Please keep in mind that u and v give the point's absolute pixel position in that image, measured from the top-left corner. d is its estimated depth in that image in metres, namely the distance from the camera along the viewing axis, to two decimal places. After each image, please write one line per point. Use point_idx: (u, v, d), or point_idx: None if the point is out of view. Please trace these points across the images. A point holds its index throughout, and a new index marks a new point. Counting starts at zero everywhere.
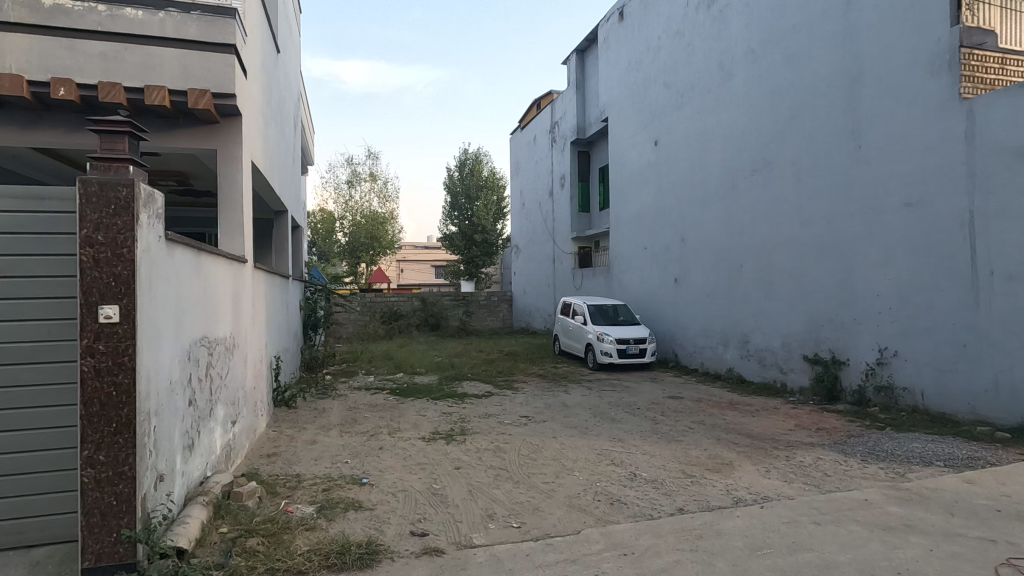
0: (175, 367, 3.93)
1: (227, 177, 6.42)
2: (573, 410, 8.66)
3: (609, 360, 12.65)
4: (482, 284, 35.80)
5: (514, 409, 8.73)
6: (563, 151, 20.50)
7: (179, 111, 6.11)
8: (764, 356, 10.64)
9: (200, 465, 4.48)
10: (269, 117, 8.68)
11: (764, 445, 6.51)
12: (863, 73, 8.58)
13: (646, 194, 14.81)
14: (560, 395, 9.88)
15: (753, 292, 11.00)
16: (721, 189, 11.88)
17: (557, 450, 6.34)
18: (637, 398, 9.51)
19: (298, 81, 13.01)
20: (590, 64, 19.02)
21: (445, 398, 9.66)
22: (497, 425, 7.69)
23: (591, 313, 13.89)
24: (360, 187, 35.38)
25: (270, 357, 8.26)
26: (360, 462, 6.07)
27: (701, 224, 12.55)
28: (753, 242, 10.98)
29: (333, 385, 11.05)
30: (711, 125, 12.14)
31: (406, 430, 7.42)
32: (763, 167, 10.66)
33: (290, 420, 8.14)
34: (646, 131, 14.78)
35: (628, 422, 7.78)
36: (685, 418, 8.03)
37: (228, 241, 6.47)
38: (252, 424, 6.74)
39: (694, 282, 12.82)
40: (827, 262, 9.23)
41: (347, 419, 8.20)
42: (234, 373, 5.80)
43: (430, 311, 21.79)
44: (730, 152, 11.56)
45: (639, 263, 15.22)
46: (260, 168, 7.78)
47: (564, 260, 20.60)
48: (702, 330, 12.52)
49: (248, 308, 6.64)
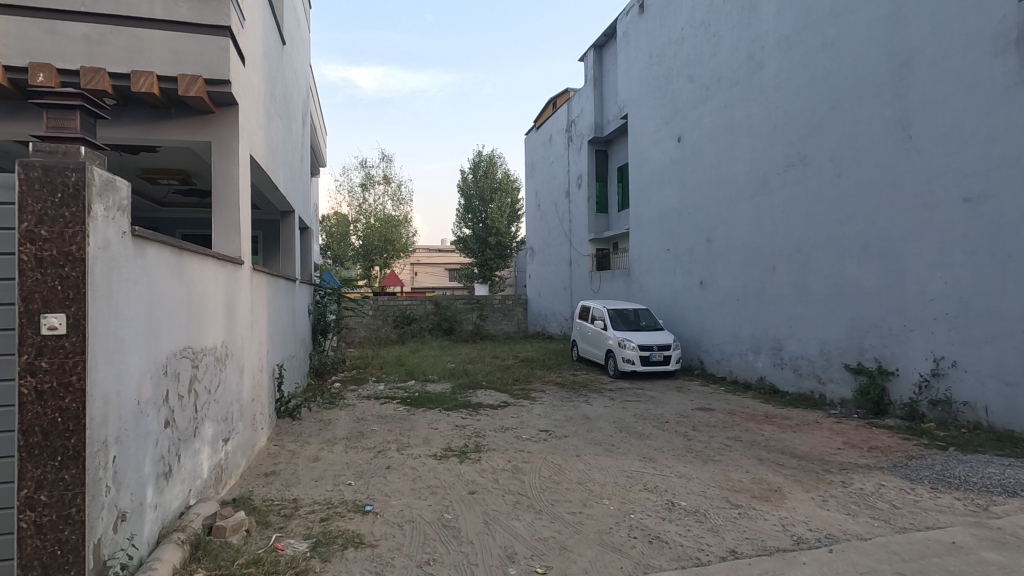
0: (146, 384, 3.40)
1: (223, 171, 5.92)
2: (597, 423, 8.01)
3: (631, 368, 12.01)
4: (497, 288, 35.22)
5: (533, 422, 8.10)
6: (580, 150, 19.89)
7: (169, 100, 5.64)
8: (800, 365, 9.90)
9: (179, 494, 3.96)
10: (272, 110, 8.19)
11: (813, 468, 5.82)
12: (912, 58, 7.87)
13: (669, 193, 14.12)
14: (581, 406, 9.25)
15: (787, 297, 10.27)
16: (751, 187, 11.17)
17: (583, 472, 5.72)
18: (665, 411, 8.85)
19: (308, 77, 12.59)
20: (608, 60, 18.44)
21: (459, 409, 9.06)
22: (515, 441, 7.07)
23: (610, 317, 13.23)
24: (374, 190, 35.09)
25: (272, 365, 7.76)
26: (365, 484, 5.50)
27: (729, 224, 11.85)
28: (787, 242, 10.25)
29: (340, 393, 10.53)
30: (740, 119, 11.45)
31: (416, 446, 6.84)
32: (798, 162, 9.95)
33: (292, 433, 7.61)
34: (668, 127, 14.11)
35: (657, 438, 7.12)
36: (719, 434, 7.35)
37: (224, 241, 5.96)
38: (249, 439, 6.24)
39: (722, 285, 12.12)
40: (872, 264, 8.50)
41: (354, 432, 7.64)
42: (226, 384, 5.29)
43: (443, 315, 21.11)
44: (760, 147, 10.88)
45: (661, 265, 14.53)
46: (261, 163, 7.28)
47: (581, 262, 19.95)
48: (731, 336, 11.80)
49: (245, 313, 6.15)
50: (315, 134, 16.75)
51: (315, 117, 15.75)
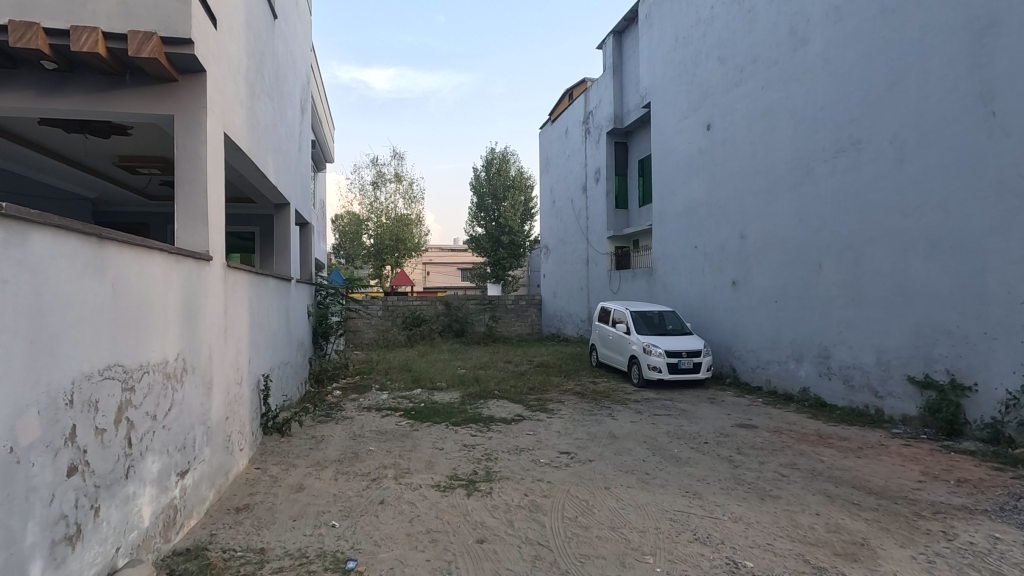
0: (28, 421, 2.48)
1: (187, 150, 5.00)
2: (625, 444, 7.00)
3: (657, 376, 10.95)
4: (509, 288, 34.28)
5: (552, 443, 7.09)
6: (598, 142, 18.83)
7: (121, 64, 4.75)
8: (853, 376, 8.79)
9: (96, 559, 3.03)
10: (260, 88, 7.30)
11: (900, 510, 4.76)
12: (997, 21, 6.77)
13: (696, 186, 13.05)
14: (605, 421, 8.25)
15: (836, 299, 9.15)
16: (792, 177, 10.08)
17: (615, 513, 4.71)
18: (700, 428, 7.81)
19: (308, 61, 11.70)
20: (629, 47, 17.37)
21: (467, 424, 8.08)
22: (531, 467, 6.08)
23: (634, 320, 12.17)
24: (386, 188, 34.14)
25: (257, 376, 6.87)
26: (352, 526, 4.54)
27: (766, 218, 10.76)
28: (835, 238, 9.14)
29: (339, 405, 9.59)
30: (779, 101, 10.36)
31: (417, 473, 5.88)
32: (850, 147, 8.84)
33: (278, 453, 6.69)
34: (696, 115, 13.04)
35: (698, 465, 6.09)
36: (771, 459, 6.31)
37: (188, 233, 5.01)
38: (221, 466, 5.33)
39: (757, 285, 11.04)
40: (943, 262, 7.38)
41: (348, 453, 6.69)
42: (186, 404, 4.38)
43: (455, 316, 20.37)
44: (804, 131, 9.78)
45: (688, 263, 13.45)
46: (242, 146, 6.37)
47: (599, 262, 18.90)
48: (768, 342, 10.71)
49: (216, 317, 5.26)
50: (319, 126, 15.87)
51: (319, 107, 14.90)
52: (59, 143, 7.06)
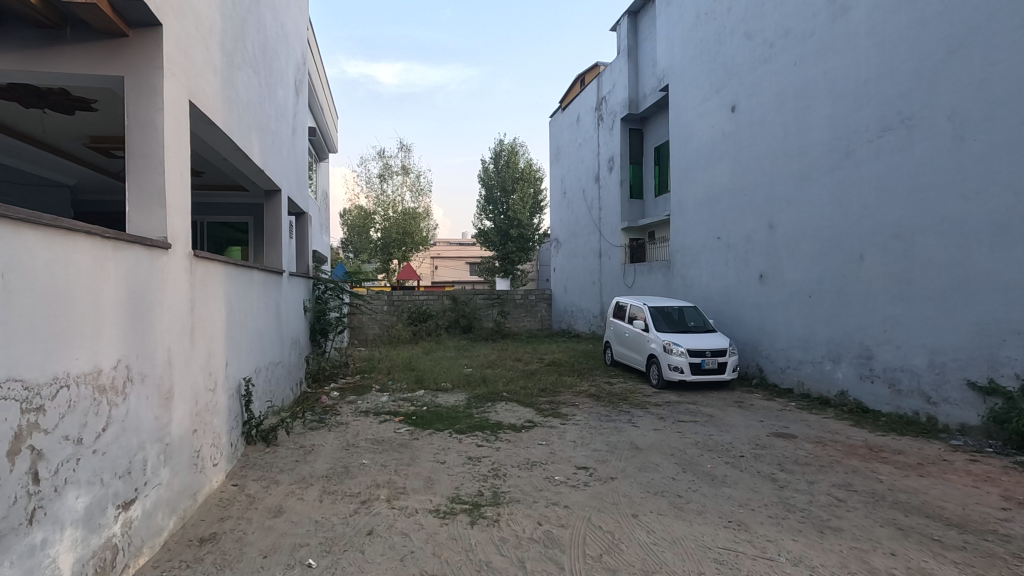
0: None
1: (139, 120, 4.24)
2: (650, 458, 6.22)
3: (679, 377, 10.13)
4: (518, 282, 33.48)
5: (568, 456, 6.30)
6: (612, 129, 17.93)
7: (58, 15, 4.02)
8: (900, 380, 7.93)
9: None
10: (240, 58, 6.53)
11: (994, 550, 3.95)
12: None
13: (720, 173, 12.15)
14: (625, 428, 7.47)
15: (880, 294, 8.27)
16: (828, 160, 9.20)
17: (647, 552, 3.94)
18: (733, 439, 6.99)
19: (304, 39, 10.94)
20: (645, 27, 16.44)
21: (473, 432, 7.31)
22: (545, 486, 5.29)
23: (652, 317, 11.33)
24: (393, 180, 33.37)
25: (236, 380, 6.14)
26: (332, 566, 3.81)
27: (799, 205, 9.87)
28: (879, 226, 8.26)
29: (334, 408, 8.86)
30: (815, 77, 9.46)
31: (414, 493, 5.14)
32: (899, 125, 7.94)
33: (261, 467, 5.97)
34: (719, 96, 12.15)
35: (738, 485, 5.28)
36: (821, 478, 5.49)
37: (142, 216, 4.25)
38: (186, 487, 4.60)
39: (788, 279, 10.17)
40: (1014, 252, 6.52)
41: (337, 468, 5.93)
42: (132, 420, 3.65)
43: (462, 311, 19.62)
44: (843, 108, 8.89)
45: (710, 256, 12.58)
46: (217, 120, 5.61)
47: (612, 255, 18.03)
48: (800, 340, 9.85)
49: (178, 313, 4.50)
50: (318, 112, 15.13)
51: (318, 92, 14.14)
52: (18, 119, 6.33)
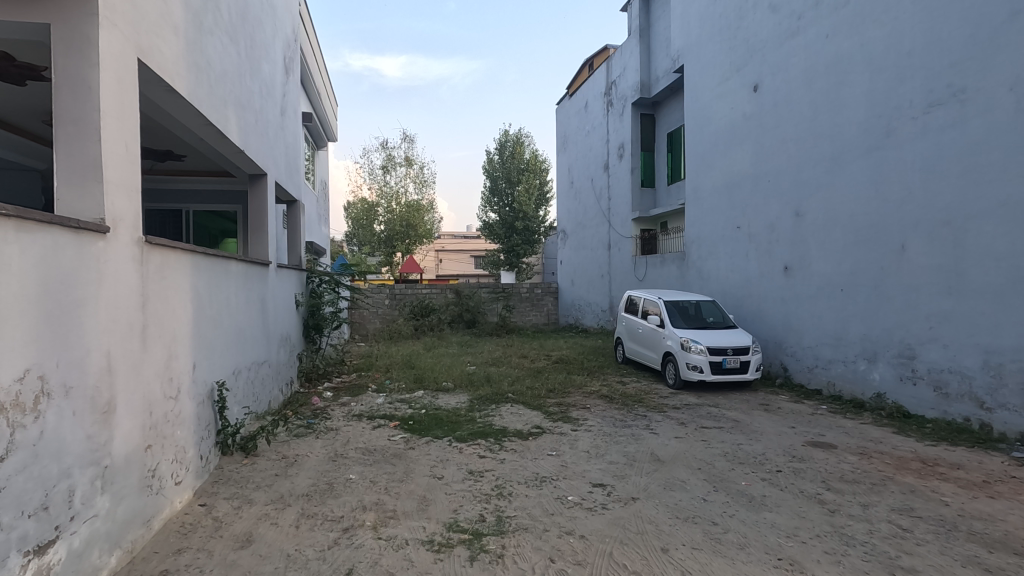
0: None
1: (70, 78, 3.52)
2: (674, 473, 5.50)
3: (697, 377, 9.39)
4: (523, 275, 32.73)
5: (581, 470, 5.58)
6: (622, 115, 17.10)
7: None
8: (948, 383, 7.17)
9: None
10: (213, 20, 5.78)
11: None
12: None
13: (740, 158, 11.35)
14: (643, 436, 6.75)
15: (925, 287, 7.48)
16: (865, 140, 8.38)
17: None
18: (765, 449, 6.26)
19: (294, 14, 10.18)
20: (658, 6, 15.55)
21: (475, 440, 6.61)
22: (557, 510, 4.57)
23: (668, 312, 10.57)
24: (396, 172, 32.50)
25: (208, 385, 5.43)
26: None
27: (830, 190, 9.07)
28: (924, 212, 7.46)
29: (325, 412, 8.17)
30: (850, 50, 8.63)
31: (406, 518, 4.44)
32: (950, 98, 7.13)
33: (236, 483, 5.28)
34: (741, 75, 11.32)
35: (781, 509, 4.55)
36: (876, 500, 4.75)
37: (73, 193, 3.53)
38: (136, 514, 3.91)
39: (816, 271, 9.40)
40: None
41: (320, 485, 5.23)
42: (49, 443, 2.98)
43: (466, 305, 18.88)
44: (883, 82, 8.06)
45: (729, 247, 11.78)
46: (180, 87, 4.87)
47: (622, 246, 17.23)
48: (831, 337, 9.08)
49: (125, 309, 3.80)
50: (314, 95, 14.40)
51: (312, 73, 13.38)
52: None
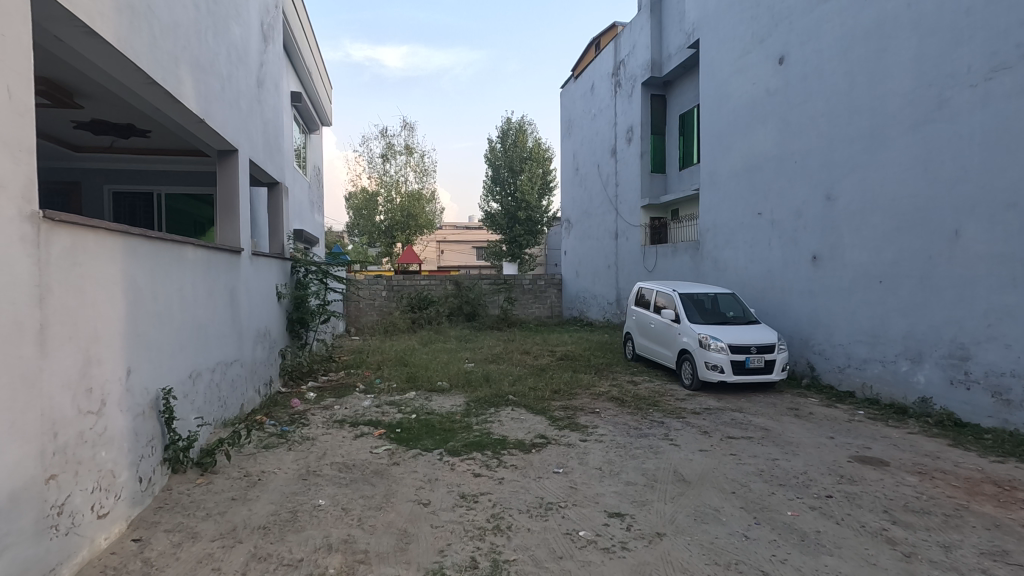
0: None
1: None
2: (705, 498, 4.62)
3: (717, 378, 8.50)
4: (527, 266, 31.76)
5: (593, 494, 4.70)
6: (631, 96, 16.12)
7: None
8: (1010, 389, 6.27)
9: None
10: None
11: None
12: None
13: (762, 138, 10.39)
14: (663, 449, 5.87)
15: (984, 278, 6.57)
16: (911, 113, 7.44)
17: None
18: (806, 466, 5.37)
19: None
20: None
21: (470, 453, 5.76)
22: (567, 552, 3.70)
23: (684, 305, 9.66)
24: (396, 160, 31.47)
25: (151, 393, 4.57)
26: None
27: (867, 171, 8.13)
28: (985, 194, 6.53)
29: (304, 417, 7.30)
30: (895, 11, 7.66)
31: (379, 563, 3.58)
32: (1018, 61, 6.18)
33: (180, 511, 4.41)
34: (763, 47, 10.36)
35: (843, 551, 3.69)
36: (957, 539, 3.86)
37: None
38: (26, 566, 3.04)
39: (851, 260, 8.47)
40: None
41: (282, 514, 4.37)
42: None
43: (465, 297, 17.97)
44: (934, 47, 7.10)
45: (750, 234, 10.84)
46: (104, 30, 3.96)
47: (631, 235, 16.29)
48: (867, 334, 8.18)
49: (7, 306, 2.92)
50: (303, 73, 13.47)
51: (299, 49, 12.46)
52: None
